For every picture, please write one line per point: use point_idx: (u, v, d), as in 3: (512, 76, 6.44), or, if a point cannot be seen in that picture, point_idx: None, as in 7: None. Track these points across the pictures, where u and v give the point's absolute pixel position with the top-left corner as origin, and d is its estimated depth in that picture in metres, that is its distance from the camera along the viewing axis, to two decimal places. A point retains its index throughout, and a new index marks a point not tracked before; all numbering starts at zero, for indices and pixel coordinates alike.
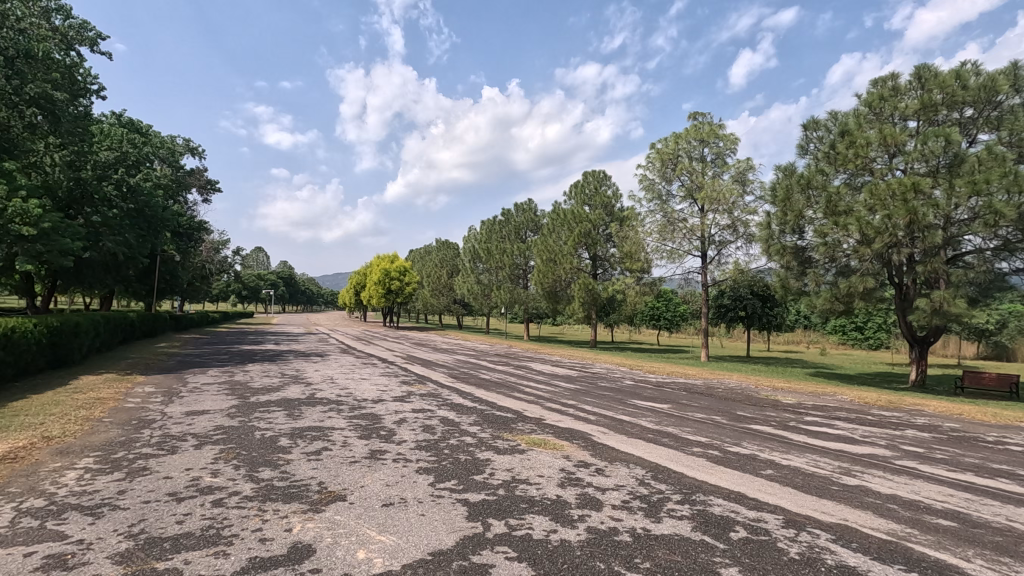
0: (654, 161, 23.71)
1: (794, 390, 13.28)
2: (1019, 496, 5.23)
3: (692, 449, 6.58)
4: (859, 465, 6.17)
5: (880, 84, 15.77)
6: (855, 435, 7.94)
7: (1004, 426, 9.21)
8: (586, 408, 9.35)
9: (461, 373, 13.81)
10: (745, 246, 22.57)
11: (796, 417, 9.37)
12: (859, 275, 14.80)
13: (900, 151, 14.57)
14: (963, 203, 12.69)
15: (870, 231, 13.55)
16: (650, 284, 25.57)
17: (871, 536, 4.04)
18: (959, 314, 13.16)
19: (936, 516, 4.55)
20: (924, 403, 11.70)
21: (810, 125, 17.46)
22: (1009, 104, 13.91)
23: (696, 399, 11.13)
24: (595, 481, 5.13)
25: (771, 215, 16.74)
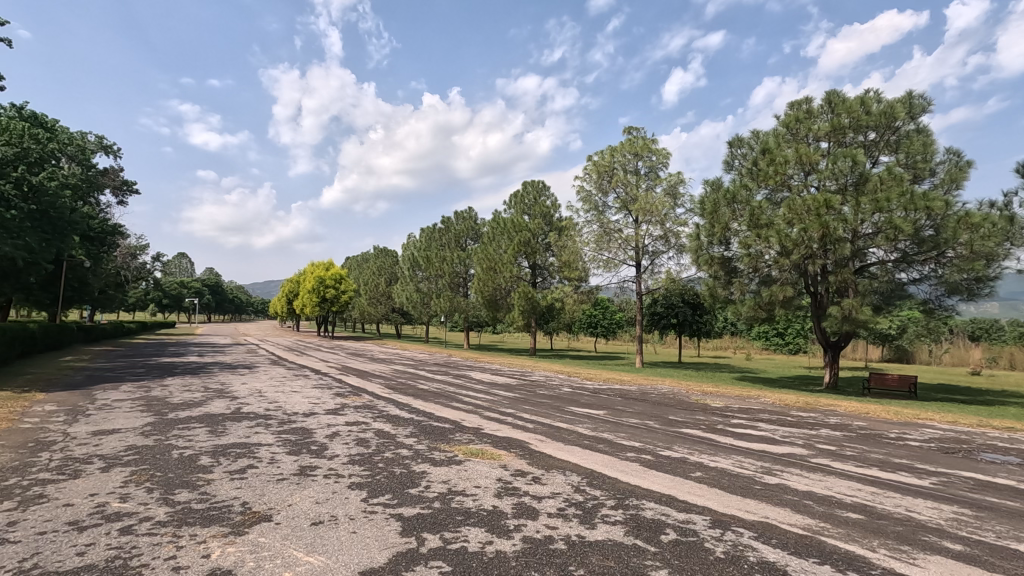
0: (591, 172, 24.36)
1: (721, 394, 13.91)
2: (917, 488, 5.71)
3: (625, 454, 6.75)
4: (779, 464, 6.54)
5: (796, 107, 16.95)
6: (775, 436, 8.41)
7: (904, 424, 10.05)
8: (524, 416, 9.39)
9: (399, 383, 13.55)
10: (677, 256, 23.54)
11: (723, 420, 9.81)
12: (779, 284, 15.77)
13: (814, 169, 15.71)
14: (868, 219, 13.83)
15: (788, 243, 14.45)
16: (587, 293, 26.16)
17: (789, 531, 4.27)
18: (865, 320, 14.30)
19: (846, 509, 4.89)
20: (837, 404, 12.57)
21: (735, 143, 18.51)
22: (905, 129, 15.34)
23: (630, 404, 11.44)
24: (531, 489, 5.15)
25: (700, 227, 17.52)
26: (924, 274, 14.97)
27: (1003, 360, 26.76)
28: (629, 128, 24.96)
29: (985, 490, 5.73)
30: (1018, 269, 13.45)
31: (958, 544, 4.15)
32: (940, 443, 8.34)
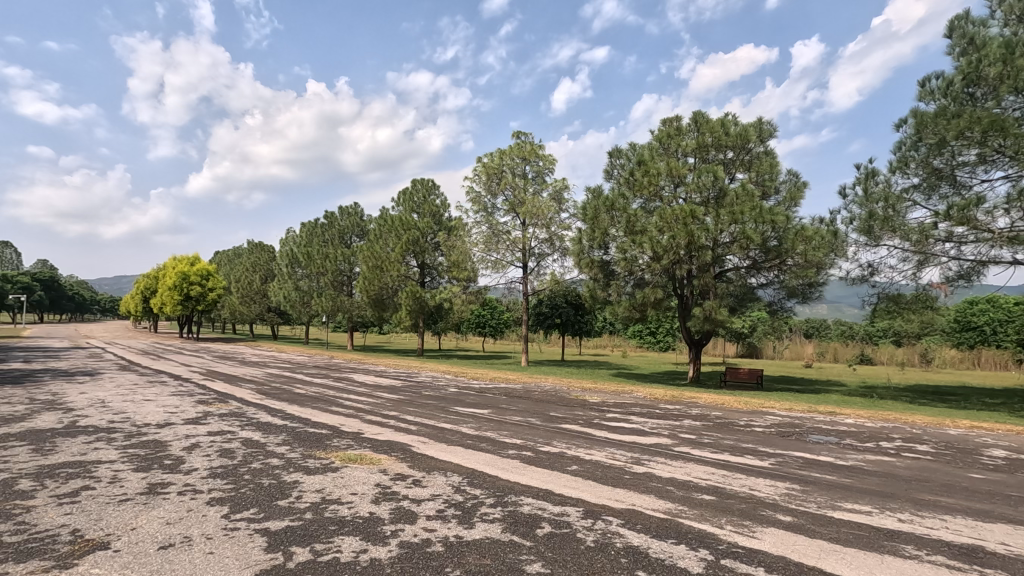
0: (480, 174, 24.55)
1: (599, 390, 14.71)
2: (759, 469, 6.46)
3: (507, 451, 6.88)
4: (647, 453, 7.06)
5: (668, 124, 18.41)
6: (645, 427, 9.05)
7: (752, 412, 11.33)
8: (408, 417, 9.23)
9: (272, 388, 12.62)
10: (561, 259, 24.50)
11: (600, 414, 10.40)
12: (651, 287, 17.03)
13: (681, 182, 17.18)
14: (726, 229, 15.39)
15: (660, 250, 15.63)
16: (475, 293, 26.36)
17: (652, 516, 4.61)
18: (722, 320, 15.92)
19: (701, 492, 5.39)
20: (698, 396, 13.83)
21: (614, 153, 19.69)
22: (756, 151, 17.30)
23: (514, 402, 11.73)
24: (410, 493, 5.06)
25: (582, 231, 18.36)
26: (770, 280, 16.99)
27: (829, 354, 31.25)
28: (518, 133, 25.57)
29: (811, 467, 6.63)
30: (839, 277, 15.75)
31: (789, 516, 4.75)
32: (779, 428, 9.51)
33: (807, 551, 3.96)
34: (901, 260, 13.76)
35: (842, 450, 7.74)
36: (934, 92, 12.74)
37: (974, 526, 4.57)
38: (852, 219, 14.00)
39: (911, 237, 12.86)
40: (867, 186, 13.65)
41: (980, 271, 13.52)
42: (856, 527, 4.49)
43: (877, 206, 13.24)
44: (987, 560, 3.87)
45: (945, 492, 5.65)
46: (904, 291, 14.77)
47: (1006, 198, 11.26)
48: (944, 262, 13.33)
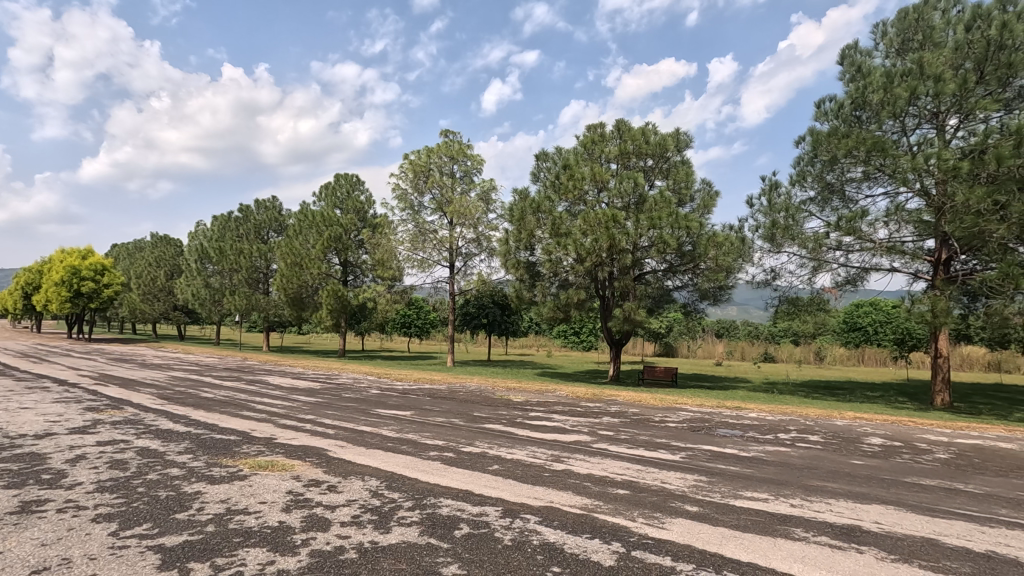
0: (407, 171, 24.13)
1: (523, 390, 14.88)
2: (671, 462, 6.79)
3: (428, 453, 6.80)
4: (566, 451, 7.22)
5: (593, 130, 18.95)
6: (565, 425, 9.26)
7: (667, 408, 11.91)
8: (325, 421, 8.89)
9: (174, 392, 11.73)
10: (488, 259, 24.58)
11: (523, 413, 10.53)
12: (574, 288, 17.47)
13: (604, 187, 17.73)
14: (645, 234, 16.07)
15: (583, 252, 16.06)
16: (400, 293, 25.88)
17: (569, 512, 4.73)
18: (641, 321, 16.61)
19: (616, 487, 5.59)
20: (617, 394, 14.33)
21: (541, 157, 20.03)
22: (674, 160, 18.16)
23: (438, 403, 11.62)
24: (324, 499, 4.87)
25: (509, 232, 18.51)
26: (684, 283, 17.92)
27: (737, 353, 33.44)
28: (446, 131, 25.39)
29: (717, 459, 7.06)
30: (746, 281, 16.88)
31: (695, 506, 5.03)
32: (690, 423, 10.05)
33: (710, 538, 4.20)
34: (799, 265, 14.96)
35: (745, 442, 8.30)
36: (827, 114, 13.98)
37: (853, 508, 5.05)
38: (758, 228, 15.07)
39: (807, 245, 14.01)
40: (771, 197, 14.73)
41: (863, 277, 14.97)
42: (754, 514, 4.83)
43: (779, 216, 14.32)
44: (862, 538, 4.29)
45: (830, 478, 6.20)
46: (801, 294, 16.08)
47: (886, 212, 12.55)
48: (834, 269, 14.65)
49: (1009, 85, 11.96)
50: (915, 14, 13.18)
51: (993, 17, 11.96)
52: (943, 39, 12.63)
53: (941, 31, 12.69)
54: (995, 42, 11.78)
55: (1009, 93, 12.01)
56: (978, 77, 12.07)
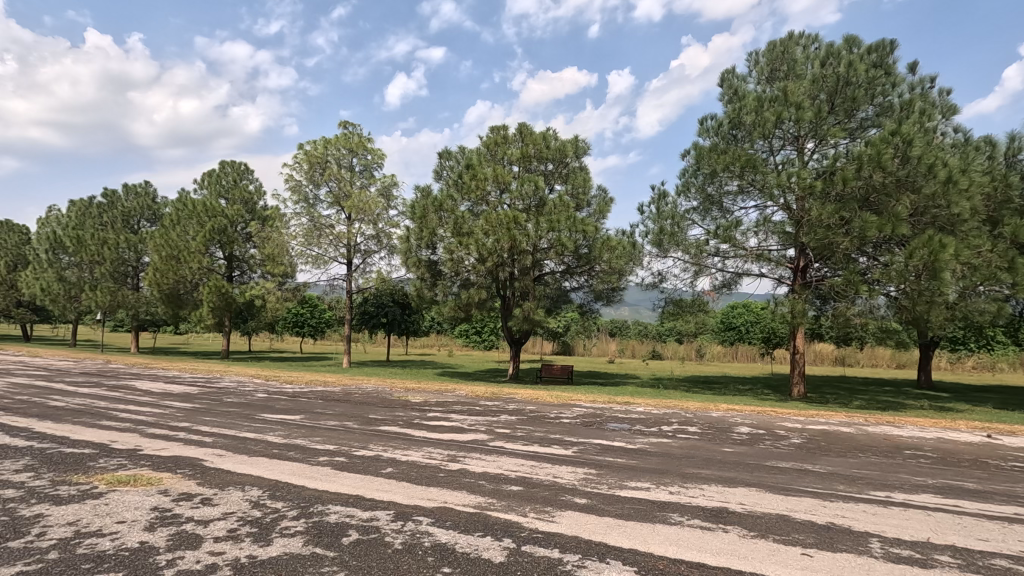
0: (302, 162, 22.87)
1: (422, 390, 14.68)
2: (563, 457, 7.03)
3: (318, 459, 6.49)
4: (462, 450, 7.23)
5: (495, 131, 19.15)
6: (463, 425, 9.26)
7: (562, 405, 12.33)
8: (202, 428, 8.18)
9: (14, 402, 10.20)
10: (388, 257, 23.97)
11: (420, 414, 10.39)
12: (476, 288, 17.54)
13: (506, 189, 17.97)
14: (544, 236, 16.48)
15: (485, 252, 16.17)
16: (293, 290, 24.45)
17: (462, 512, 4.73)
18: (539, 320, 17.04)
19: (510, 483, 5.69)
20: (516, 393, 14.57)
21: (444, 155, 19.91)
22: (573, 165, 18.82)
23: (331, 406, 11.13)
24: (196, 514, 4.47)
25: (410, 230, 18.22)
26: (581, 284, 18.66)
27: (628, 351, 35.41)
28: (345, 122, 24.41)
29: (606, 452, 7.41)
30: (636, 283, 17.92)
31: (584, 498, 5.25)
32: (583, 419, 10.49)
33: (596, 528, 4.40)
34: (683, 270, 16.14)
35: (632, 435, 8.80)
36: (709, 131, 15.22)
37: (723, 492, 5.54)
38: (648, 233, 16.04)
39: (690, 251, 15.15)
40: (659, 205, 15.77)
41: (736, 281, 16.48)
42: (636, 502, 5.13)
43: (666, 223, 15.37)
44: (729, 519, 4.71)
45: (704, 465, 6.75)
46: (684, 296, 17.36)
47: (756, 223, 13.89)
48: (713, 273, 15.98)
49: (854, 116, 13.74)
50: (782, 47, 14.75)
51: (842, 56, 13.68)
52: (803, 71, 14.23)
53: (803, 65, 14.30)
54: (844, 78, 13.47)
55: (854, 123, 13.81)
56: (830, 107, 13.74)
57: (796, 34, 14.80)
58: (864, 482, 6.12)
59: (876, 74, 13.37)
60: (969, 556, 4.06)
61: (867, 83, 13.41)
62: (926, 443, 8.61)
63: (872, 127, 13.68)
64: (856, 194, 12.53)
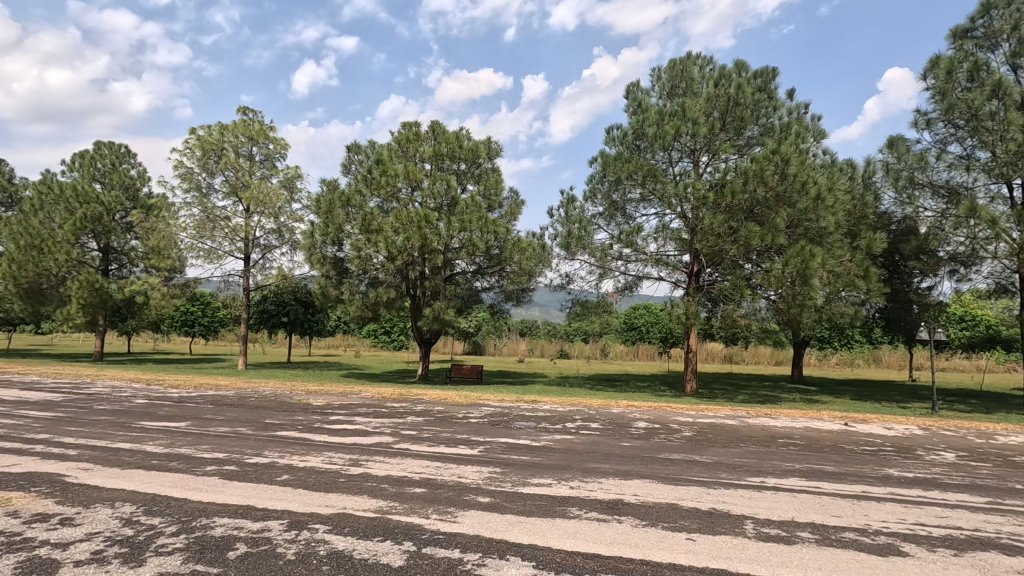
0: (193, 148, 21.12)
1: (324, 392, 14.09)
2: (469, 457, 7.05)
3: (204, 468, 6.01)
4: (365, 454, 7.02)
5: (408, 128, 18.82)
6: (367, 428, 8.99)
7: (471, 405, 12.36)
8: (65, 439, 7.30)
9: None
10: (290, 253, 22.79)
11: (322, 417, 9.96)
12: (384, 287, 17.13)
13: (417, 186, 17.72)
14: (456, 236, 16.38)
15: (394, 251, 15.81)
16: (181, 286, 22.52)
17: (362, 517, 4.60)
18: (449, 320, 16.94)
19: (414, 485, 5.61)
20: (424, 393, 14.40)
21: (353, 149, 19.27)
22: (486, 166, 18.91)
23: (222, 411, 10.39)
24: (54, 536, 3.98)
25: (315, 225, 17.46)
26: (491, 284, 18.81)
27: (537, 351, 36.24)
28: (244, 108, 22.86)
29: (511, 450, 7.53)
30: (545, 284, 18.36)
31: (486, 497, 5.30)
32: (490, 418, 10.60)
33: (497, 526, 4.46)
34: (589, 272, 16.75)
35: (537, 433, 9.01)
36: (615, 140, 15.93)
37: (620, 485, 5.82)
38: (556, 236, 16.48)
39: (596, 254, 15.77)
40: (567, 210, 16.26)
41: (637, 283, 17.39)
42: (538, 499, 5.26)
43: (574, 226, 15.88)
44: (623, 510, 4.96)
45: (603, 460, 7.05)
46: (590, 297, 18.04)
47: (655, 230, 14.73)
48: (616, 276, 16.75)
49: (742, 134, 14.98)
50: (681, 66, 15.77)
51: (732, 78, 14.87)
52: (699, 90, 15.31)
53: (698, 83, 15.38)
54: (734, 98, 14.64)
55: (742, 141, 15.05)
56: (722, 124, 14.87)
57: (693, 54, 15.90)
58: (742, 469, 6.71)
59: (761, 97, 14.67)
60: (824, 531, 4.58)
61: (752, 105, 14.68)
62: (796, 431, 9.59)
63: (757, 145, 14.99)
64: (742, 206, 13.67)
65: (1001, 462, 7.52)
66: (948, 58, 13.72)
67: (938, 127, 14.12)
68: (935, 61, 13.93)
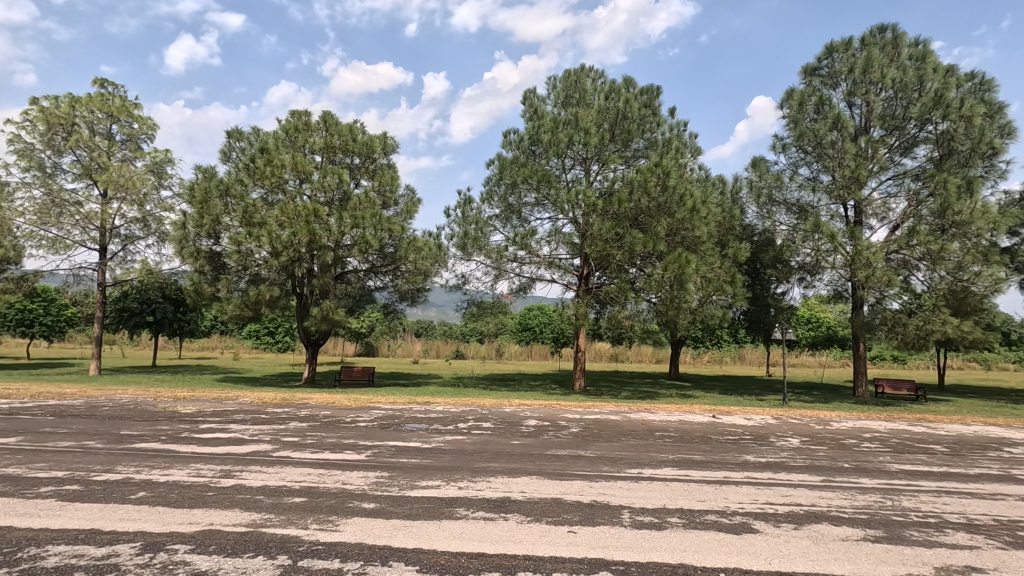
0: (35, 121, 18.33)
1: (195, 399, 12.85)
2: (356, 462, 6.79)
3: (38, 490, 5.21)
4: (240, 464, 6.49)
5: (297, 117, 17.80)
6: (243, 436, 8.33)
7: (360, 408, 11.93)
8: None
9: None
10: (157, 245, 20.61)
11: (191, 426, 9.08)
12: (267, 284, 16.02)
13: (307, 179, 16.80)
14: (347, 232, 15.70)
15: (278, 246, 14.82)
16: (17, 280, 19.48)
17: (231, 533, 4.24)
18: (340, 319, 16.21)
19: (293, 495, 5.29)
20: (309, 397, 13.64)
21: (234, 135, 17.82)
22: (381, 162, 18.35)
23: (66, 423, 9.10)
24: None
25: (187, 215, 15.93)
26: (385, 284, 18.35)
27: (432, 351, 35.86)
28: (101, 81, 20.29)
29: (400, 453, 7.37)
30: (440, 284, 18.22)
31: (371, 503, 5.13)
32: (380, 421, 10.30)
33: (381, 532, 4.34)
34: (485, 273, 16.89)
35: (428, 434, 8.90)
36: (511, 144, 16.21)
37: (508, 483, 5.91)
38: (453, 236, 16.42)
39: (492, 256, 15.94)
40: (464, 210, 16.30)
41: (531, 285, 17.82)
42: (425, 501, 5.19)
43: (470, 227, 15.93)
44: (510, 508, 5.04)
45: (493, 459, 7.12)
46: (485, 298, 18.17)
47: (548, 233, 15.18)
48: (511, 277, 17.04)
49: (629, 146, 15.91)
50: (575, 77, 16.44)
51: (621, 93, 15.76)
52: (591, 101, 16.06)
53: (591, 95, 16.15)
54: (622, 112, 15.52)
55: (629, 153, 16.00)
56: (611, 135, 15.72)
57: (586, 67, 16.64)
58: (622, 462, 7.12)
59: (646, 113, 15.68)
60: (690, 515, 4.98)
61: (639, 119, 15.67)
62: (671, 425, 10.35)
63: (642, 157, 15.99)
64: (628, 214, 14.54)
65: (834, 444, 8.69)
66: (800, 91, 15.62)
67: (792, 152, 15.97)
68: (791, 93, 15.79)
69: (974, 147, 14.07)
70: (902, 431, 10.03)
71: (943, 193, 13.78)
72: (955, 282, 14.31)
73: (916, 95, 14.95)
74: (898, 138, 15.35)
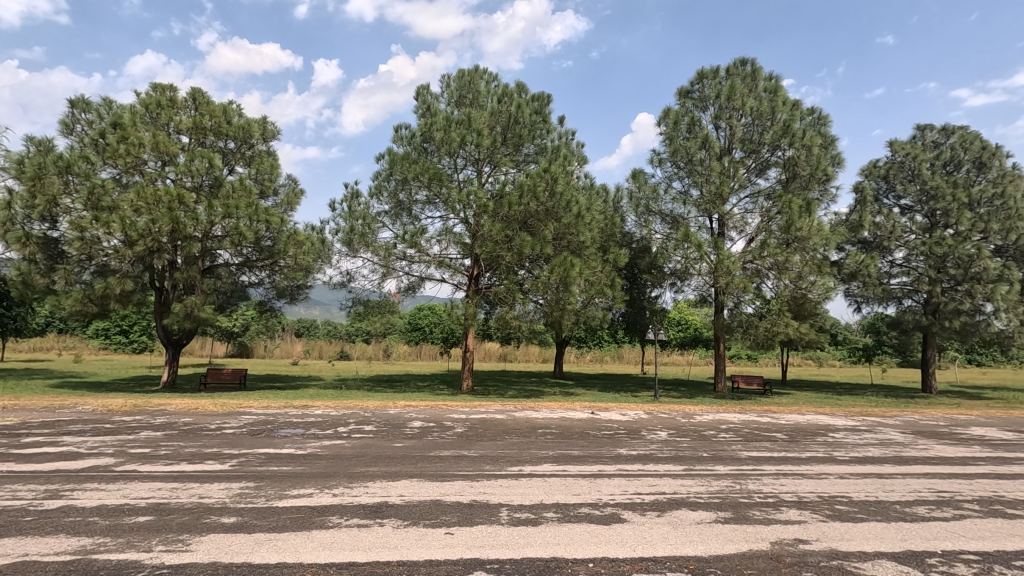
0: None
1: (17, 408, 10.96)
2: (218, 474, 6.20)
3: None
4: (71, 482, 5.63)
5: (159, 91, 15.99)
6: (79, 449, 7.24)
7: (227, 414, 10.94)
8: None
9: None
10: None
11: (9, 440, 7.72)
12: (117, 277, 14.21)
13: (170, 161, 15.08)
14: (218, 222, 14.33)
15: (133, 234, 13.13)
16: None
17: (51, 563, 3.65)
18: (206, 317, 14.73)
19: (136, 514, 4.69)
20: (167, 403, 12.25)
21: (79, 105, 15.57)
22: (258, 148, 17.05)
23: None
24: None
25: (14, 194, 13.65)
26: (260, 279, 17.10)
27: (314, 352, 34.06)
28: None
29: (270, 461, 6.86)
30: (323, 282, 17.30)
31: (232, 516, 4.70)
32: (249, 427, 9.51)
33: (239, 548, 3.98)
34: (371, 271, 16.35)
35: (303, 440, 8.37)
36: (402, 139, 15.85)
37: (386, 487, 5.73)
38: (338, 231, 15.69)
39: (379, 253, 15.42)
40: (351, 205, 15.65)
41: (420, 284, 17.51)
42: (294, 511, 4.86)
43: (356, 223, 15.31)
44: (387, 513, 4.87)
45: (373, 463, 6.86)
46: (371, 297, 17.59)
47: (439, 233, 15.01)
48: (399, 276, 16.65)
49: (520, 150, 16.28)
50: (468, 77, 16.48)
51: (514, 98, 16.04)
52: (484, 103, 16.17)
53: (484, 97, 16.24)
54: (514, 117, 15.81)
55: (520, 157, 16.35)
56: (503, 139, 15.96)
57: (480, 69, 16.72)
58: (503, 460, 7.21)
59: (537, 119, 16.11)
60: (565, 509, 5.15)
61: (530, 125, 16.04)
62: (552, 422, 10.71)
63: (532, 162, 16.42)
64: (517, 217, 14.87)
65: (695, 436, 9.50)
66: (675, 112, 16.98)
67: (667, 166, 17.28)
68: (667, 112, 17.13)
69: (812, 173, 16.21)
70: (751, 422, 11.25)
71: (788, 212, 15.70)
72: (796, 289, 16.34)
73: (769, 123, 16.83)
74: (754, 160, 17.22)
